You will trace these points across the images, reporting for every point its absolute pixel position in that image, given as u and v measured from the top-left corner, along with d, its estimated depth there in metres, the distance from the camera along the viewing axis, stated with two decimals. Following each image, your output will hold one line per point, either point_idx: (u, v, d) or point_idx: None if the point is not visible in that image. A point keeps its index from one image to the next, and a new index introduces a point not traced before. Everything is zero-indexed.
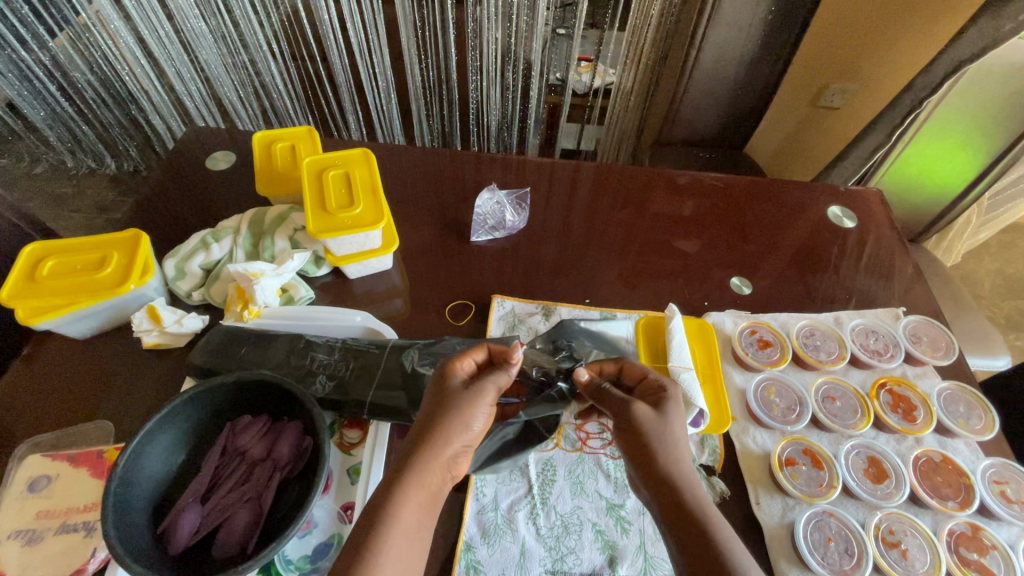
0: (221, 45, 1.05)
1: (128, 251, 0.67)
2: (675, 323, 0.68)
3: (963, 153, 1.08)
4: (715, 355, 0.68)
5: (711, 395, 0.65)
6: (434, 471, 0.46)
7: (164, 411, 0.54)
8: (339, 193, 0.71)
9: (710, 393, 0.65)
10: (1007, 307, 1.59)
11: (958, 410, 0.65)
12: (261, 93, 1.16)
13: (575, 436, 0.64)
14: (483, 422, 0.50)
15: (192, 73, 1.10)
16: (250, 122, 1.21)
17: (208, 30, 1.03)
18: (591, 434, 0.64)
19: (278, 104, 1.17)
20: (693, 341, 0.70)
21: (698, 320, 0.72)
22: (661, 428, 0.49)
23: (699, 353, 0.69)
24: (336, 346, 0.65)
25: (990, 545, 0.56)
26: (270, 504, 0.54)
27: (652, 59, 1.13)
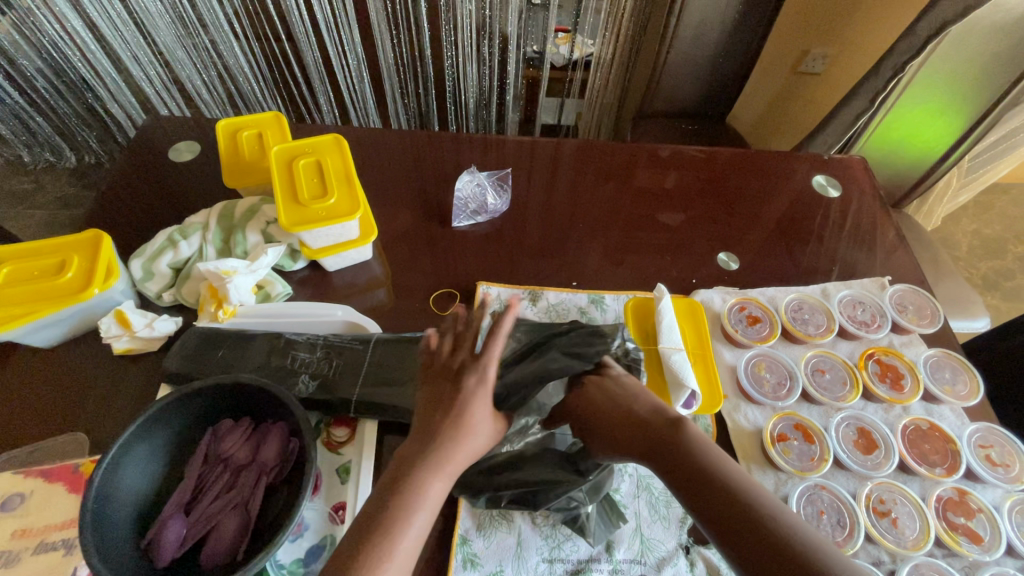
0: (179, 25, 0.99)
1: (89, 252, 0.63)
2: (664, 304, 0.67)
3: (942, 120, 1.07)
4: (705, 333, 0.68)
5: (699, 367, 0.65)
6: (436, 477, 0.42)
7: (140, 419, 0.52)
8: (311, 182, 0.67)
9: (698, 366, 0.65)
10: (984, 267, 1.62)
11: (944, 377, 0.66)
12: (226, 77, 1.10)
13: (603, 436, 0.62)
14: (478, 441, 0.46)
15: (150, 57, 1.04)
16: (216, 107, 1.15)
17: (164, 10, 0.96)
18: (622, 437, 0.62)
19: (245, 88, 1.11)
20: (683, 321, 0.69)
21: (687, 298, 0.72)
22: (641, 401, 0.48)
23: (688, 327, 0.68)
24: (318, 344, 0.62)
25: (976, 508, 0.57)
26: (258, 509, 0.53)
27: (632, 29, 1.10)
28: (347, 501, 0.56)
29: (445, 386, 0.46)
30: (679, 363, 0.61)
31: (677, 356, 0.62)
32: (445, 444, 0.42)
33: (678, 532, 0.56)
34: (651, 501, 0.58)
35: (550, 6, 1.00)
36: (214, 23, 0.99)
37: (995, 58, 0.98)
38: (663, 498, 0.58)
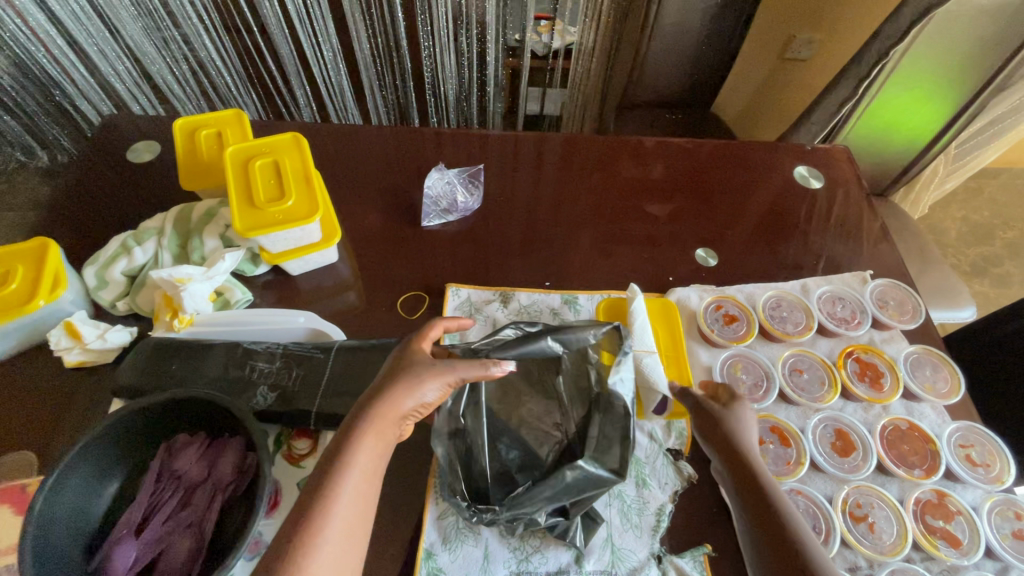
0: (144, 18, 0.95)
1: (35, 261, 0.61)
2: (637, 304, 0.65)
3: (927, 109, 1.05)
4: (679, 335, 0.66)
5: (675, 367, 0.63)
6: (382, 414, 0.45)
7: (83, 443, 0.49)
8: (267, 183, 0.64)
9: (674, 366, 0.64)
10: (973, 254, 1.61)
11: (924, 374, 0.64)
12: (199, 73, 1.06)
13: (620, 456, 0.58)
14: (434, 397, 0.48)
15: (118, 51, 1.00)
16: (190, 104, 1.11)
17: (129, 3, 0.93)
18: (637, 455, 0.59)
19: (218, 84, 1.07)
20: (657, 321, 0.67)
21: (661, 298, 0.69)
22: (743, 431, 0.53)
23: (662, 324, 0.67)
24: (277, 353, 0.60)
25: (955, 511, 0.55)
26: (213, 528, 0.51)
27: (614, 16, 1.06)
28: None
29: (400, 355, 0.50)
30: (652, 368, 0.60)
31: (651, 362, 0.61)
32: (388, 399, 0.45)
33: (649, 540, 0.54)
34: (623, 509, 0.56)
35: None
36: (182, 15, 0.95)
37: (981, 41, 0.95)
38: (635, 505, 0.56)
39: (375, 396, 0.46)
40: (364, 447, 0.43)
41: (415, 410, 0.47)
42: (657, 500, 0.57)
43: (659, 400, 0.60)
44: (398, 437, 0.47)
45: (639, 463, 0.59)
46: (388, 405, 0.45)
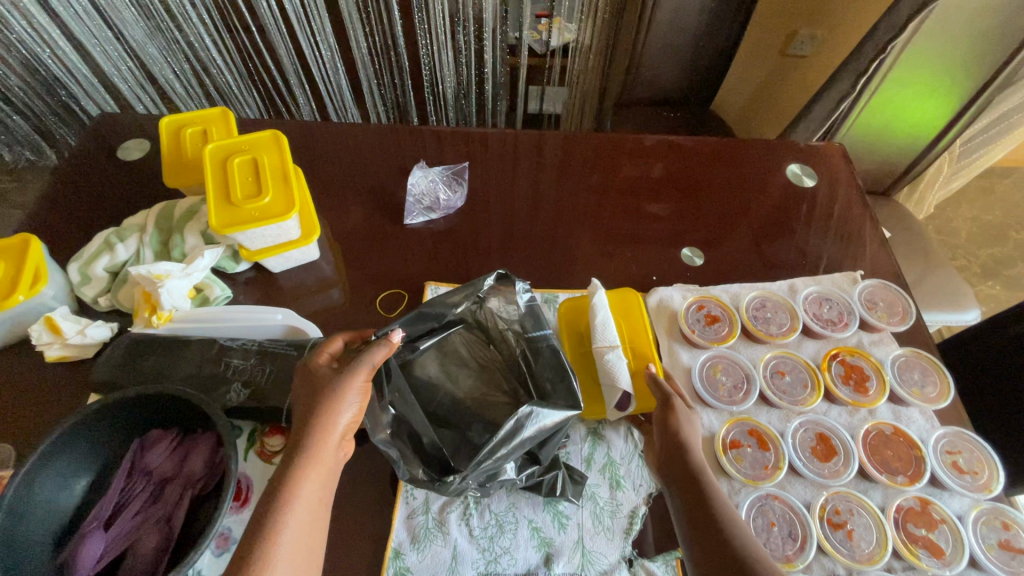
0: (145, 18, 0.96)
1: (16, 258, 0.61)
2: (599, 298, 0.62)
3: (933, 102, 1.02)
4: (640, 326, 0.63)
5: (638, 357, 0.61)
6: (317, 449, 0.46)
7: (56, 436, 0.50)
8: (245, 181, 0.64)
9: (637, 356, 0.61)
10: (984, 255, 1.56)
11: (912, 378, 0.62)
12: (200, 72, 1.06)
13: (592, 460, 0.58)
14: (357, 411, 0.50)
15: (120, 51, 1.00)
16: (193, 104, 1.11)
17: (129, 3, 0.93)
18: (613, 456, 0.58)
19: (220, 83, 1.08)
20: (619, 318, 0.65)
21: (621, 289, 0.67)
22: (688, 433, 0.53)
23: (630, 318, 0.64)
24: (252, 350, 0.60)
25: (939, 519, 0.53)
26: (181, 524, 0.51)
27: (612, 13, 1.05)
28: None
29: (305, 381, 0.52)
30: (616, 362, 0.58)
31: (616, 356, 0.59)
32: (317, 433, 0.47)
33: (621, 543, 0.53)
34: (595, 511, 0.55)
35: None
36: (182, 15, 0.95)
37: (986, 35, 0.92)
38: (608, 508, 0.55)
39: (301, 431, 0.47)
40: (310, 473, 0.45)
41: (347, 429, 0.49)
42: (630, 503, 0.56)
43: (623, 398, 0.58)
44: (340, 459, 0.49)
45: (613, 465, 0.58)
46: (320, 435, 0.47)
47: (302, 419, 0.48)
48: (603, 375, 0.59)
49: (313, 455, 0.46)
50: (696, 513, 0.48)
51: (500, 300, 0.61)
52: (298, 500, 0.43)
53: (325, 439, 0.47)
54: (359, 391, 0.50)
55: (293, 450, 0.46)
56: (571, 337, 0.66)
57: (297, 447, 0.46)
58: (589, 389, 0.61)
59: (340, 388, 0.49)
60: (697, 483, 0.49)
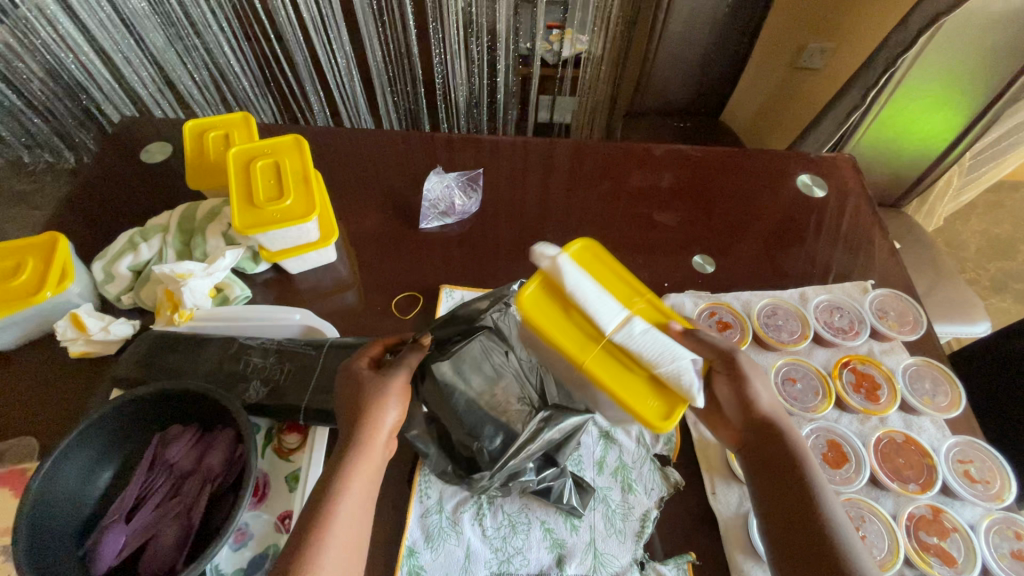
0: (167, 27, 0.98)
1: (44, 255, 0.63)
2: (567, 266, 0.45)
3: (942, 115, 1.03)
4: (626, 279, 0.49)
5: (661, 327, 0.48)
6: (367, 443, 0.46)
7: (81, 429, 0.51)
8: (267, 184, 0.66)
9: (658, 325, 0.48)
10: (993, 268, 1.56)
11: (923, 387, 0.63)
12: (218, 78, 1.08)
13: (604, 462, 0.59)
14: (400, 410, 0.50)
15: (141, 57, 1.02)
16: (210, 109, 1.13)
17: (153, 12, 0.95)
18: (625, 459, 0.59)
19: (237, 89, 1.09)
20: (603, 281, 0.48)
21: (580, 246, 0.49)
22: (761, 393, 0.50)
23: (614, 289, 0.49)
24: (271, 349, 0.61)
25: (951, 528, 0.54)
26: (201, 517, 0.52)
27: (623, 25, 1.06)
28: (293, 509, 0.55)
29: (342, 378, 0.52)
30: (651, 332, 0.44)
31: (642, 331, 0.44)
32: (363, 428, 0.47)
33: (633, 546, 0.54)
34: (608, 513, 0.56)
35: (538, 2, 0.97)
36: (203, 23, 0.97)
37: (996, 50, 0.93)
38: (620, 510, 0.56)
39: (347, 429, 0.47)
40: (357, 467, 0.45)
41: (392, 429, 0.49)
42: (642, 505, 0.56)
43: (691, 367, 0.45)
44: (386, 456, 0.49)
45: (625, 468, 0.59)
46: (368, 432, 0.47)
47: (347, 416, 0.48)
48: (656, 360, 0.43)
49: (360, 453, 0.46)
50: (783, 477, 0.47)
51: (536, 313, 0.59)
52: (345, 497, 0.44)
53: (372, 437, 0.47)
54: (399, 391, 0.50)
55: (342, 449, 0.46)
56: (567, 337, 0.44)
57: (345, 445, 0.46)
58: (640, 395, 0.43)
59: (385, 387, 0.49)
60: (784, 448, 0.48)
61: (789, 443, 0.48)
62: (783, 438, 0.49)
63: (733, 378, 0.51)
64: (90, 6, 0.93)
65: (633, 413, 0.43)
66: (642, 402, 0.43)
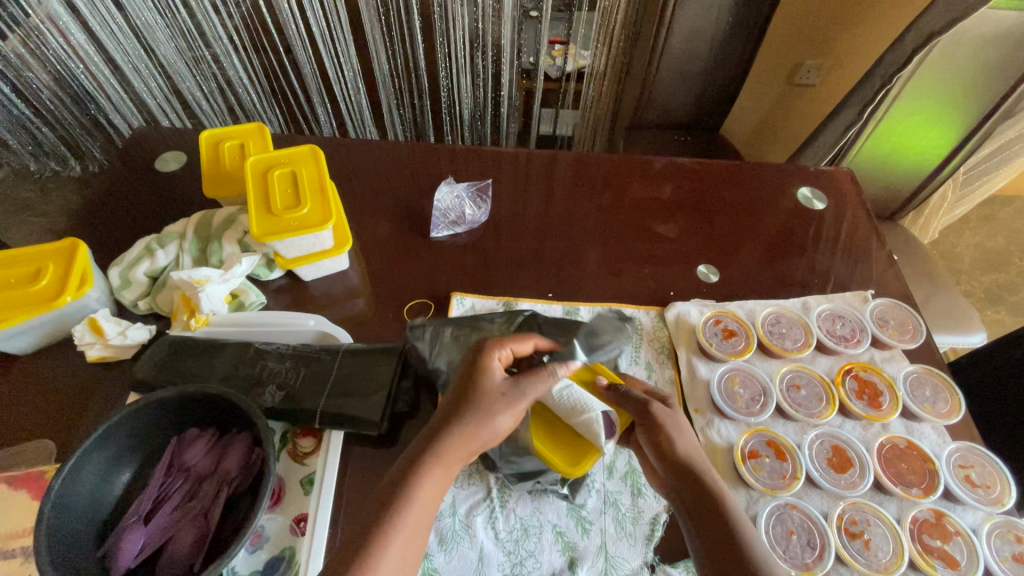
0: (179, 39, 0.99)
1: (64, 261, 0.64)
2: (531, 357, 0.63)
3: (935, 131, 1.06)
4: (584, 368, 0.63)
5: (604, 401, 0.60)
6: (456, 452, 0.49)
7: (101, 430, 0.52)
8: (285, 192, 0.68)
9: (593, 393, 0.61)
10: (988, 280, 1.59)
11: (924, 394, 0.64)
12: (226, 89, 1.09)
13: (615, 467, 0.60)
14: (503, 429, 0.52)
15: (151, 69, 1.03)
16: (217, 120, 1.14)
17: (165, 25, 0.97)
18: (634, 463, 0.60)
19: (244, 100, 1.11)
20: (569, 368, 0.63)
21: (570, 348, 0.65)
22: (677, 436, 0.53)
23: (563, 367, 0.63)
24: (287, 354, 0.62)
25: (954, 531, 0.55)
26: (218, 520, 0.53)
27: (625, 41, 1.09)
28: (309, 513, 0.55)
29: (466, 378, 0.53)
30: (570, 392, 0.58)
31: (565, 388, 0.59)
32: (458, 437, 0.49)
33: (643, 549, 0.55)
34: (618, 518, 0.57)
35: (543, 18, 0.99)
36: (213, 34, 0.99)
37: (987, 69, 0.96)
38: (630, 514, 0.57)
39: (438, 432, 0.49)
40: (436, 471, 0.47)
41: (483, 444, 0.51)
42: (651, 510, 0.57)
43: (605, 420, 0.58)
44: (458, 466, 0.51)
45: (635, 472, 0.60)
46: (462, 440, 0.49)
47: (447, 419, 0.50)
48: (570, 415, 0.57)
49: (439, 461, 0.48)
50: (702, 516, 0.48)
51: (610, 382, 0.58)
52: (414, 505, 0.45)
53: (456, 443, 0.49)
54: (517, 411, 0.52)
55: (424, 455, 0.48)
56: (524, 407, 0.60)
57: (431, 449, 0.48)
58: (562, 448, 0.57)
59: (497, 409, 0.51)
60: (704, 488, 0.50)
61: (708, 481, 0.50)
62: (701, 477, 0.50)
63: (649, 427, 0.54)
64: (103, 18, 0.94)
65: (551, 463, 0.56)
66: (561, 453, 0.57)
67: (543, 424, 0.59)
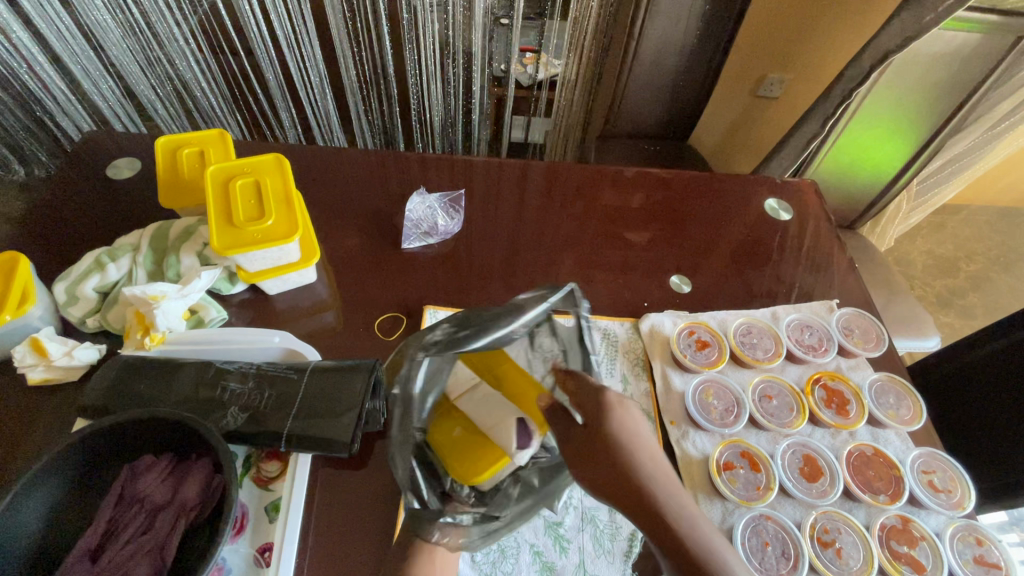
0: (132, 39, 0.94)
1: (4, 276, 0.61)
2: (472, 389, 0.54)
3: (890, 145, 1.11)
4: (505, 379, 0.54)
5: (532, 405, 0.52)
6: None
7: (45, 460, 0.48)
8: (247, 204, 0.65)
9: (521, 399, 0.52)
10: (938, 286, 1.67)
11: (888, 402, 0.66)
12: (183, 93, 1.04)
13: None
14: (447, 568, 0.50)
15: (101, 70, 0.97)
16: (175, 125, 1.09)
17: (115, 24, 0.92)
18: None
19: (203, 104, 1.05)
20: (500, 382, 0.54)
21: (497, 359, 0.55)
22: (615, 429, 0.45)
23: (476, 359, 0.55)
24: (250, 373, 0.59)
25: (919, 536, 0.57)
26: (173, 555, 0.49)
27: (596, 50, 1.09)
28: (274, 542, 0.53)
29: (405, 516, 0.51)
30: (490, 400, 0.52)
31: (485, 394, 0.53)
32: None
33: (621, 566, 0.54)
34: (596, 535, 0.56)
35: (514, 26, 0.98)
36: (167, 36, 0.94)
37: (936, 87, 1.01)
38: (607, 530, 0.56)
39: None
40: None
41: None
42: (629, 525, 0.57)
43: (518, 428, 0.50)
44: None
45: None
46: None
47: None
48: (488, 423, 0.51)
49: None
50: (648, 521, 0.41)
51: (421, 368, 0.53)
52: None
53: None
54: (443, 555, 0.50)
55: None
56: (449, 431, 0.52)
57: None
58: (463, 452, 0.50)
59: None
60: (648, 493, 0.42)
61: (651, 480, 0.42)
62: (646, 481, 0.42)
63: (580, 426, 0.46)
64: (48, 17, 0.89)
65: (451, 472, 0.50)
66: (462, 460, 0.50)
67: (450, 425, 0.53)
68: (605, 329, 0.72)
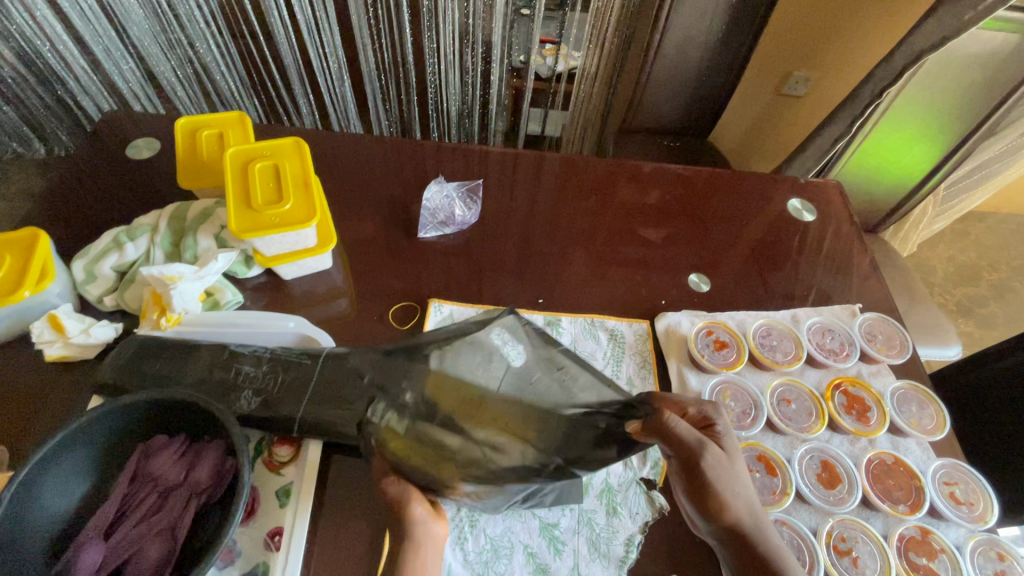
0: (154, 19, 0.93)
1: (23, 252, 0.60)
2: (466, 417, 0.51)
3: (918, 149, 1.08)
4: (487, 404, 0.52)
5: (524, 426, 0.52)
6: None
7: (61, 436, 0.48)
8: (266, 187, 0.64)
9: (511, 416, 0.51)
10: (959, 293, 1.63)
11: (910, 410, 0.65)
12: (203, 76, 1.03)
13: (599, 486, 0.59)
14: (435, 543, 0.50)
15: (122, 50, 0.97)
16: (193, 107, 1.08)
17: (138, 3, 0.91)
18: (622, 480, 0.59)
19: (222, 87, 1.05)
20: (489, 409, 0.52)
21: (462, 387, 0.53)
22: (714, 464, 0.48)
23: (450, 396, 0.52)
24: (264, 357, 0.59)
25: (939, 549, 0.55)
26: (185, 535, 0.49)
27: (618, 42, 1.07)
28: (284, 527, 0.53)
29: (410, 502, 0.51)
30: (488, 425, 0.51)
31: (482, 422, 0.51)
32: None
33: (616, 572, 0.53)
34: (592, 538, 0.55)
35: (535, 17, 0.97)
36: (189, 18, 0.93)
37: (969, 89, 0.98)
38: (604, 534, 0.56)
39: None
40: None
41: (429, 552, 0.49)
42: (625, 530, 0.56)
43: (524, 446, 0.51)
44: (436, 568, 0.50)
45: (610, 491, 0.58)
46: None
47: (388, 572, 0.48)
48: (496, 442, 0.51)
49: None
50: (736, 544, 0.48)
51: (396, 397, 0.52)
52: None
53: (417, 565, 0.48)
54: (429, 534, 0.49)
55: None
56: None
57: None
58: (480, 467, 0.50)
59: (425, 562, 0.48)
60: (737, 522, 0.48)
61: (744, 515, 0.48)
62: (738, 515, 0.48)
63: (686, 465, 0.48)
64: None
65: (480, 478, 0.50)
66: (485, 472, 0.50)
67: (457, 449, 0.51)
68: (620, 326, 0.70)
